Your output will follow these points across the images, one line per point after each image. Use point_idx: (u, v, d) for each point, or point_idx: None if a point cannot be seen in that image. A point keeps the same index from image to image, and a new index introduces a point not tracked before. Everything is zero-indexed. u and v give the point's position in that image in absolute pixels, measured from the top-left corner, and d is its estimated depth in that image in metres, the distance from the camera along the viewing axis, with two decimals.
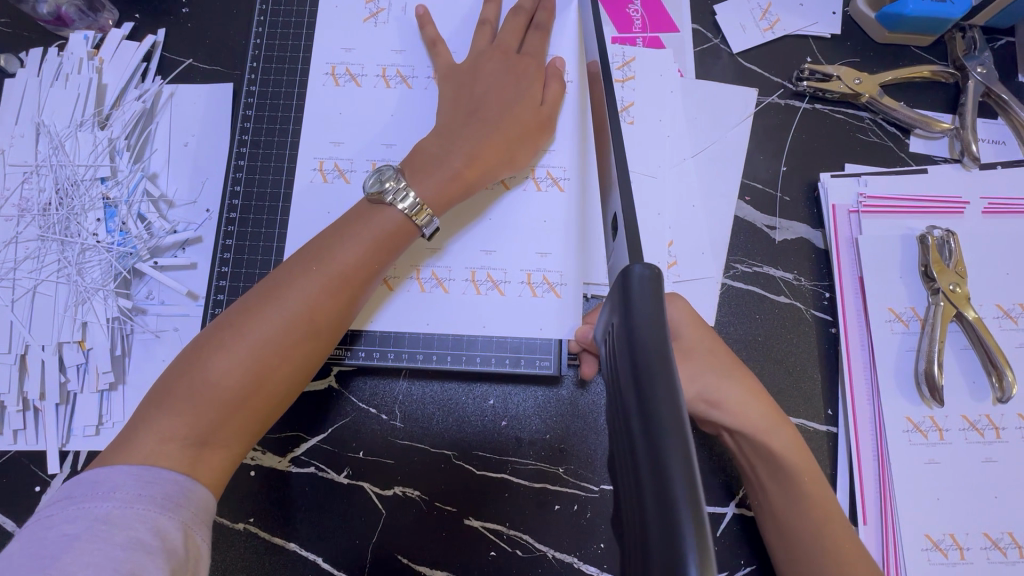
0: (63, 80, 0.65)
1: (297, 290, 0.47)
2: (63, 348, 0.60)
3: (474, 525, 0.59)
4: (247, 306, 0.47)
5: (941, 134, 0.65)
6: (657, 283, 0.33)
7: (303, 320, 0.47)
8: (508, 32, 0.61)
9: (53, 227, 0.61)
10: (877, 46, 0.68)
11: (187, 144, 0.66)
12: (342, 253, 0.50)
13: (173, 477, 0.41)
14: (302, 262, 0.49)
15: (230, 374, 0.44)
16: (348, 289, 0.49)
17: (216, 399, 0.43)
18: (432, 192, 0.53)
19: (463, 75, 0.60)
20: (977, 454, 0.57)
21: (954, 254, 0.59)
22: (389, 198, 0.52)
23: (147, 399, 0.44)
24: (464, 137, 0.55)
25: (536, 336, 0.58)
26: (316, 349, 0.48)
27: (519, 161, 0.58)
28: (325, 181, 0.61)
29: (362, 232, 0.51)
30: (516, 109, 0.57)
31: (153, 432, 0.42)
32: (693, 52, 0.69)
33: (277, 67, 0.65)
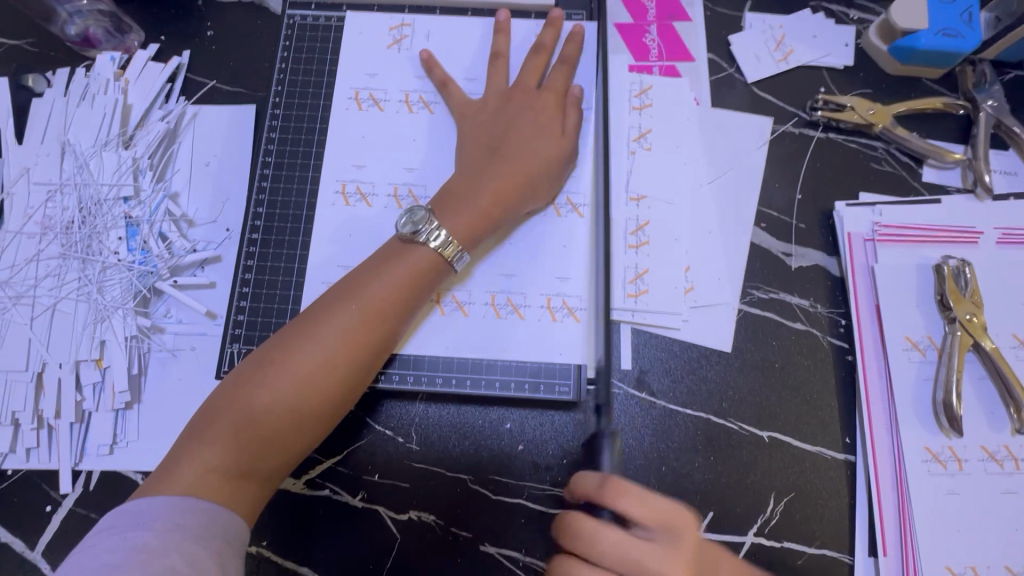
0: (89, 100, 0.66)
1: (333, 324, 0.48)
2: (80, 366, 0.60)
3: (490, 551, 0.58)
4: (285, 339, 0.48)
5: (954, 165, 0.66)
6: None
7: (341, 354, 0.48)
8: (526, 71, 0.62)
9: (75, 245, 0.61)
10: (889, 77, 0.70)
11: (209, 164, 0.67)
12: (373, 289, 0.51)
13: (210, 507, 0.41)
14: (339, 296, 0.51)
15: (270, 406, 0.45)
16: (385, 323, 0.50)
17: (253, 430, 0.44)
18: (461, 228, 0.54)
19: (484, 115, 0.61)
20: (997, 486, 0.57)
21: (970, 284, 0.60)
22: (422, 237, 0.53)
23: (188, 430, 0.45)
24: (488, 176, 0.57)
25: (556, 361, 0.58)
26: (353, 382, 0.49)
27: (541, 193, 0.58)
28: (347, 205, 0.62)
29: (394, 267, 0.52)
30: (535, 147, 0.58)
31: (193, 462, 0.42)
32: (709, 81, 0.70)
33: (301, 91, 0.66)
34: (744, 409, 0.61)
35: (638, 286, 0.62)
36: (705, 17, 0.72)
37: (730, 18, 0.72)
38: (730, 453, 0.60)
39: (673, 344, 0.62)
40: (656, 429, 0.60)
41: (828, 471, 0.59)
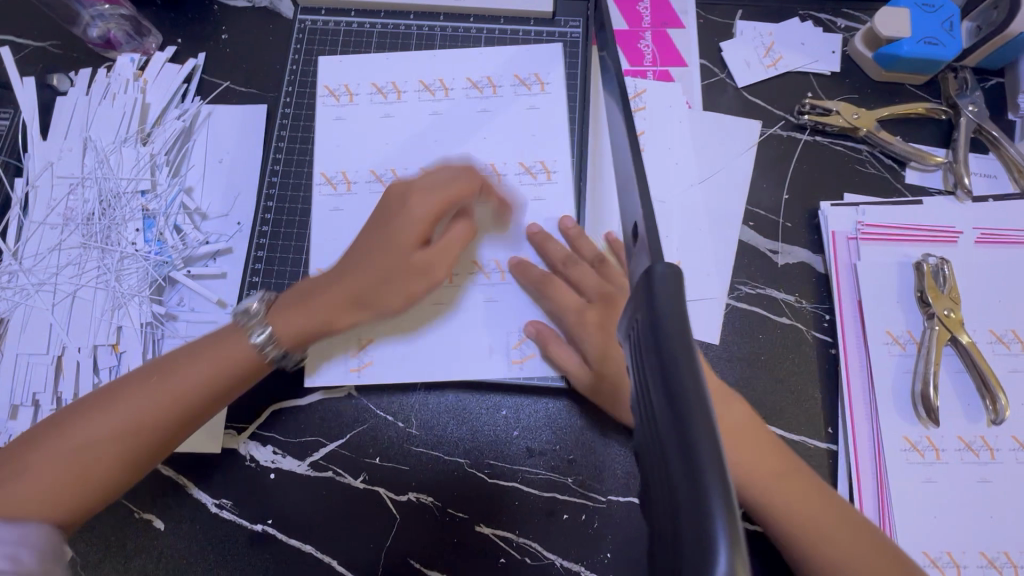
0: (111, 99, 0.69)
1: (192, 362, 0.51)
2: (98, 350, 0.63)
3: (485, 532, 0.61)
4: (118, 390, 0.50)
5: (936, 168, 0.69)
6: (681, 280, 0.31)
7: (197, 393, 0.50)
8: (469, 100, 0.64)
9: (95, 236, 0.65)
10: (874, 83, 0.72)
11: (222, 160, 0.70)
12: (355, 267, 0.56)
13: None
14: (283, 306, 0.56)
15: (88, 438, 0.47)
16: (250, 362, 0.53)
17: (43, 462, 0.46)
18: (390, 244, 0.57)
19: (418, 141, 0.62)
20: (972, 475, 0.59)
21: (948, 281, 0.62)
22: (343, 245, 0.56)
23: (8, 454, 0.47)
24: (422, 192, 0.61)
25: (543, 363, 0.62)
26: (206, 410, 0.52)
27: (442, 227, 0.59)
28: (333, 190, 0.66)
29: (355, 263, 0.56)
30: (441, 175, 0.58)
31: (103, 424, 0.48)
32: (701, 86, 0.73)
33: (311, 92, 0.70)
34: None
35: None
36: (697, 24, 0.75)
37: (722, 26, 0.75)
38: None
39: None
40: None
41: (810, 458, 0.61)
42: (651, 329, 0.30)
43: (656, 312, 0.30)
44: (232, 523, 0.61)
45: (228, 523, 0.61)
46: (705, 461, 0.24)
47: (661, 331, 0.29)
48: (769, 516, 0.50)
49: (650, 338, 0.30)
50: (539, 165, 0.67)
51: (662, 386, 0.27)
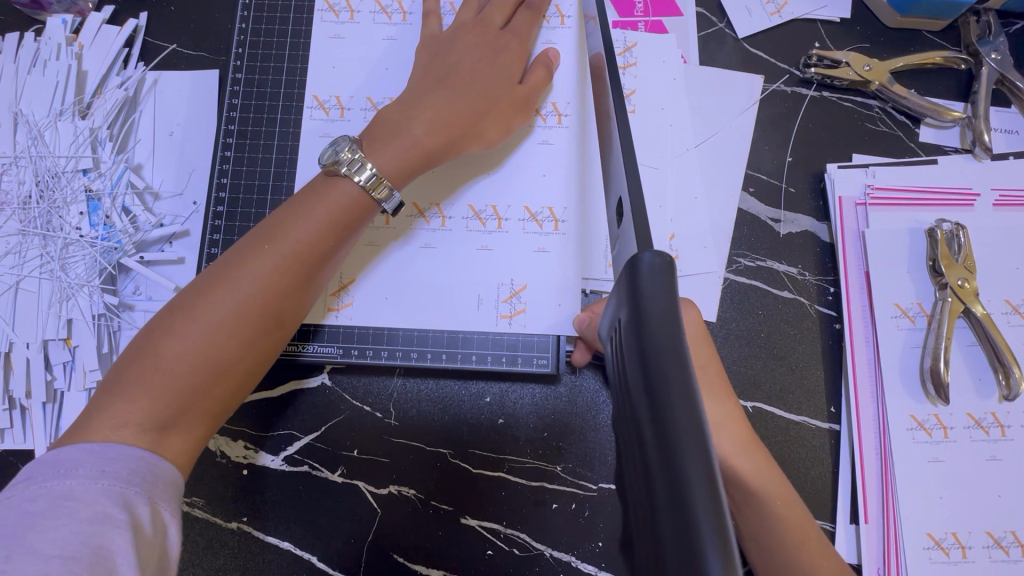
0: (41, 67, 0.62)
1: (247, 270, 0.45)
2: (48, 346, 0.58)
3: (471, 523, 0.58)
4: (184, 303, 0.45)
5: (953, 124, 0.63)
6: (671, 274, 0.27)
7: (263, 302, 0.45)
8: (491, 9, 0.58)
9: (35, 221, 0.59)
10: (888, 31, 0.66)
11: (173, 133, 0.64)
12: (429, 106, 0.53)
13: (138, 453, 0.40)
14: (372, 140, 0.52)
15: (185, 357, 0.43)
16: (311, 267, 0.48)
17: (155, 386, 0.42)
18: (392, 162, 0.51)
19: (444, 47, 0.57)
20: (982, 453, 0.56)
21: (964, 249, 0.58)
22: (344, 168, 0.50)
23: (105, 382, 0.42)
24: (426, 106, 0.53)
25: (539, 322, 0.56)
26: (277, 325, 0.47)
27: (486, 138, 0.55)
28: (325, 114, 0.60)
29: (417, 100, 0.53)
30: (489, 86, 0.55)
31: (109, 417, 0.40)
32: (697, 37, 0.66)
33: (264, 52, 0.62)
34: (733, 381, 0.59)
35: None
36: None
37: None
38: None
39: None
40: None
41: (811, 440, 0.58)
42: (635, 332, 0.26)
43: (642, 309, 0.26)
44: (203, 522, 0.58)
45: (200, 522, 0.58)
46: (694, 484, 0.21)
47: (648, 339, 0.25)
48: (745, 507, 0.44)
49: (632, 344, 0.26)
50: (550, 107, 0.59)
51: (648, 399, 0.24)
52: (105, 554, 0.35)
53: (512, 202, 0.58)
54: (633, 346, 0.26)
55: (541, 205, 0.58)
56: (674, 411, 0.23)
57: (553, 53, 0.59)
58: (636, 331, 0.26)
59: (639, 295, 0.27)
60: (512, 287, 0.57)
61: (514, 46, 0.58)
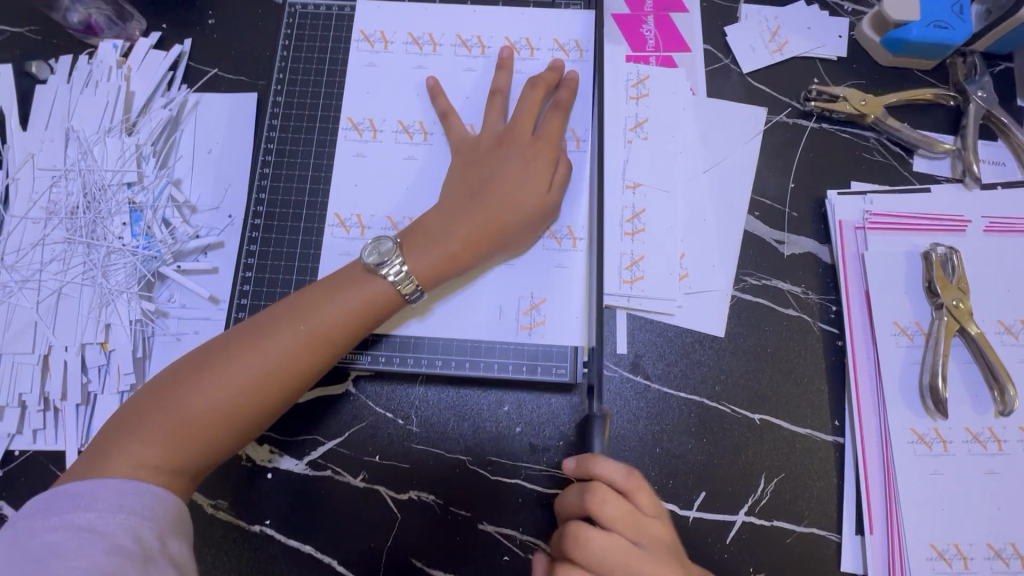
0: (92, 87, 0.66)
1: (274, 341, 0.50)
2: (85, 349, 0.61)
3: (488, 529, 0.60)
4: (212, 358, 0.49)
5: (943, 155, 0.67)
6: None
7: (283, 374, 0.50)
8: (523, 110, 0.60)
9: (80, 230, 0.62)
10: (882, 69, 0.71)
11: (212, 151, 0.68)
12: (461, 215, 0.56)
13: (151, 488, 0.44)
14: (410, 242, 0.55)
15: (205, 412, 0.47)
16: (331, 347, 0.52)
17: (175, 432, 0.46)
18: (426, 269, 0.54)
19: (476, 156, 0.60)
20: (981, 466, 0.58)
21: (957, 271, 0.61)
22: (383, 269, 0.53)
23: (130, 415, 0.47)
24: (461, 219, 0.56)
25: (558, 334, 0.59)
26: (291, 394, 0.51)
27: (513, 245, 0.58)
28: (358, 135, 0.64)
29: (449, 212, 0.56)
30: (519, 198, 0.57)
31: (126, 457, 0.45)
32: (705, 72, 0.71)
33: (303, 78, 0.66)
34: (740, 394, 0.62)
35: (634, 272, 0.63)
36: (701, 8, 0.73)
37: (726, 10, 0.73)
38: (722, 435, 0.61)
39: (669, 329, 0.64)
40: (651, 412, 0.62)
41: (817, 452, 0.61)
42: None
43: None
44: (227, 524, 0.60)
45: (225, 525, 0.60)
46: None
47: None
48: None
49: None
50: (571, 133, 0.63)
51: None
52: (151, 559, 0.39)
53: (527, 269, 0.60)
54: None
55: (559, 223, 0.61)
56: None
57: (566, 94, 0.62)
58: None
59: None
60: (532, 301, 0.60)
61: (546, 147, 0.59)
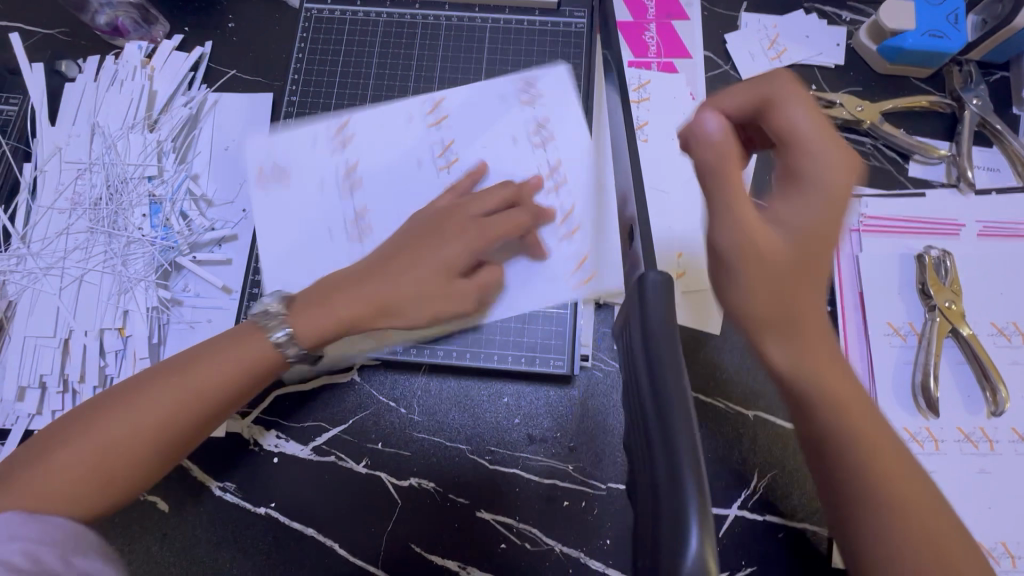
0: (118, 86, 0.70)
1: (215, 366, 0.48)
2: (104, 334, 0.64)
3: (485, 517, 0.61)
4: (136, 384, 0.47)
5: (939, 161, 0.69)
6: (671, 290, 0.33)
7: (213, 400, 0.47)
8: (460, 170, 0.60)
9: (102, 220, 0.65)
10: (879, 76, 0.72)
11: (229, 148, 0.71)
12: (398, 233, 0.56)
13: (53, 522, 0.42)
14: (301, 308, 0.51)
15: (108, 447, 0.45)
16: (230, 393, 0.48)
17: (72, 468, 0.44)
18: (358, 274, 0.54)
19: (422, 181, 0.60)
20: (971, 465, 0.59)
21: (950, 273, 0.63)
22: (311, 287, 0.53)
23: (39, 442, 0.45)
24: (395, 235, 0.56)
25: (501, 315, 0.60)
26: (202, 432, 0.48)
27: (406, 317, 0.52)
28: (334, 146, 0.66)
29: (356, 279, 0.52)
30: (427, 272, 0.52)
31: (42, 472, 0.43)
32: (705, 77, 0.73)
33: (317, 80, 0.70)
34: (734, 390, 0.64)
35: (584, 274, 0.60)
36: (702, 16, 0.75)
37: (727, 18, 0.75)
38: (716, 430, 0.63)
39: None
40: None
41: None
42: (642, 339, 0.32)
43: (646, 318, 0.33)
44: (234, 506, 0.62)
45: (231, 506, 0.62)
46: (674, 407, 0.29)
47: (648, 331, 0.32)
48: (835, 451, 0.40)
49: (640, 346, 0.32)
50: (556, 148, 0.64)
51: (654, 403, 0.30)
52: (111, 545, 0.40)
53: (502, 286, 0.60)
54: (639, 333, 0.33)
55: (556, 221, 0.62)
56: (667, 398, 0.29)
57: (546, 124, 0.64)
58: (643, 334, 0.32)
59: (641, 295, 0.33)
60: (484, 297, 0.60)
61: (496, 178, 0.59)
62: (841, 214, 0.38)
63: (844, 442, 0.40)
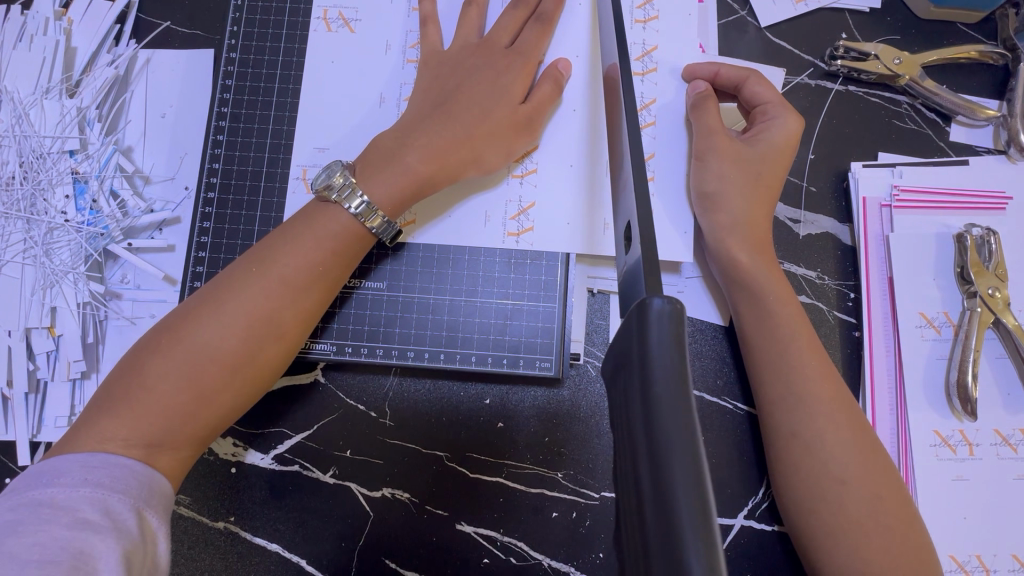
0: (28, 42, 0.59)
1: (239, 291, 0.45)
2: (32, 334, 0.56)
3: (467, 530, 0.55)
4: (172, 323, 0.44)
5: (986, 123, 0.60)
6: (681, 325, 0.25)
7: (252, 325, 0.44)
8: (499, 28, 0.55)
9: (18, 203, 0.57)
10: (920, 22, 0.62)
11: (165, 115, 0.61)
12: (425, 131, 0.51)
13: (125, 463, 0.40)
14: (365, 166, 0.50)
15: (170, 380, 0.42)
16: (304, 295, 0.47)
17: (140, 403, 0.42)
18: (384, 192, 0.49)
19: (448, 68, 0.54)
20: (1009, 471, 0.53)
21: (995, 256, 0.55)
22: (334, 194, 0.48)
23: (98, 394, 0.43)
24: (423, 134, 0.50)
25: (549, 240, 0.54)
26: (268, 353, 0.45)
27: (486, 164, 0.52)
28: (328, 30, 0.57)
29: (411, 129, 0.51)
30: (490, 113, 0.52)
31: (95, 432, 0.41)
32: (717, 25, 0.63)
33: (260, 32, 0.58)
34: (743, 388, 0.57)
35: None
36: None
37: None
38: (725, 435, 0.56)
39: None
40: None
41: None
42: (641, 389, 0.24)
43: (649, 361, 0.25)
44: (189, 521, 0.56)
45: (186, 520, 0.56)
46: (688, 519, 0.20)
47: (653, 397, 0.23)
48: (787, 406, 0.48)
49: (639, 394, 0.24)
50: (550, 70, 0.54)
51: (654, 476, 0.22)
52: (87, 562, 0.35)
53: (540, 184, 0.55)
54: (639, 395, 0.24)
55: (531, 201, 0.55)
56: (676, 483, 0.21)
57: (562, 65, 0.55)
58: (642, 380, 0.24)
59: (645, 345, 0.25)
60: (520, 205, 0.55)
61: (521, 61, 0.54)
62: (784, 162, 0.54)
63: (830, 441, 0.46)
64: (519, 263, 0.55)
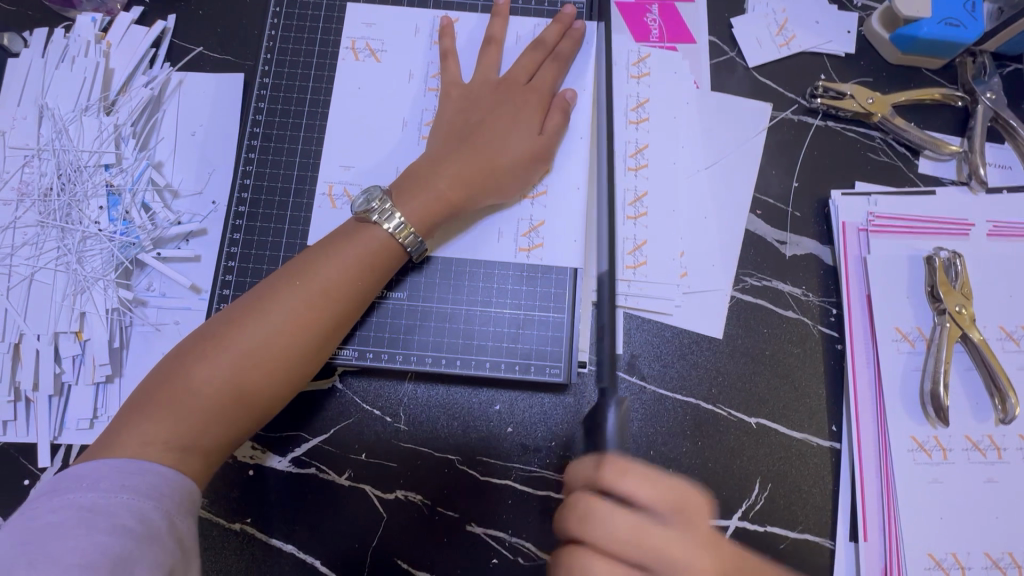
0: (69, 63, 0.63)
1: (279, 303, 0.48)
2: (59, 338, 0.58)
3: (476, 531, 0.58)
4: (213, 332, 0.47)
5: (950, 157, 0.66)
6: None
7: (290, 336, 0.48)
8: (517, 66, 0.60)
9: (54, 213, 0.60)
10: (890, 67, 0.69)
11: (195, 133, 0.65)
12: (449, 157, 0.55)
13: (158, 469, 0.42)
14: (401, 191, 0.54)
15: (210, 384, 0.45)
16: (339, 307, 0.50)
17: (181, 407, 0.44)
18: (418, 211, 0.53)
19: (467, 98, 0.59)
20: (979, 474, 0.57)
21: (961, 276, 0.60)
22: (375, 216, 0.52)
23: (139, 398, 0.45)
24: (448, 160, 0.55)
25: (558, 255, 0.59)
26: (302, 362, 0.48)
27: (505, 189, 0.57)
28: (356, 59, 0.62)
29: (439, 156, 0.56)
30: (506, 139, 0.57)
31: (135, 434, 0.43)
32: (709, 65, 0.69)
33: (292, 60, 0.63)
34: (736, 394, 0.61)
35: (636, 258, 0.62)
36: None
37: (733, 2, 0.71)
38: (720, 439, 0.60)
39: (666, 329, 0.62)
40: (646, 413, 0.60)
41: (813, 457, 0.59)
42: None
43: None
44: (206, 522, 0.58)
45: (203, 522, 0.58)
46: None
47: None
48: None
49: None
50: (560, 101, 0.59)
51: None
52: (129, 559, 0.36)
53: (550, 204, 0.59)
54: None
55: (541, 220, 0.59)
56: None
57: (569, 96, 0.60)
58: None
59: None
60: (531, 223, 0.59)
61: (535, 94, 0.59)
62: None
63: None
64: (531, 277, 0.59)
